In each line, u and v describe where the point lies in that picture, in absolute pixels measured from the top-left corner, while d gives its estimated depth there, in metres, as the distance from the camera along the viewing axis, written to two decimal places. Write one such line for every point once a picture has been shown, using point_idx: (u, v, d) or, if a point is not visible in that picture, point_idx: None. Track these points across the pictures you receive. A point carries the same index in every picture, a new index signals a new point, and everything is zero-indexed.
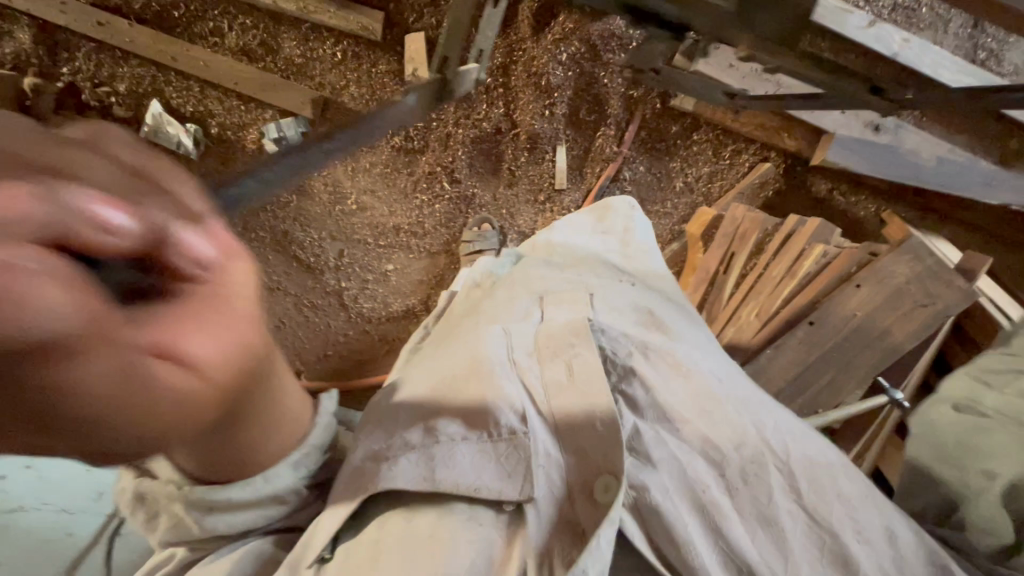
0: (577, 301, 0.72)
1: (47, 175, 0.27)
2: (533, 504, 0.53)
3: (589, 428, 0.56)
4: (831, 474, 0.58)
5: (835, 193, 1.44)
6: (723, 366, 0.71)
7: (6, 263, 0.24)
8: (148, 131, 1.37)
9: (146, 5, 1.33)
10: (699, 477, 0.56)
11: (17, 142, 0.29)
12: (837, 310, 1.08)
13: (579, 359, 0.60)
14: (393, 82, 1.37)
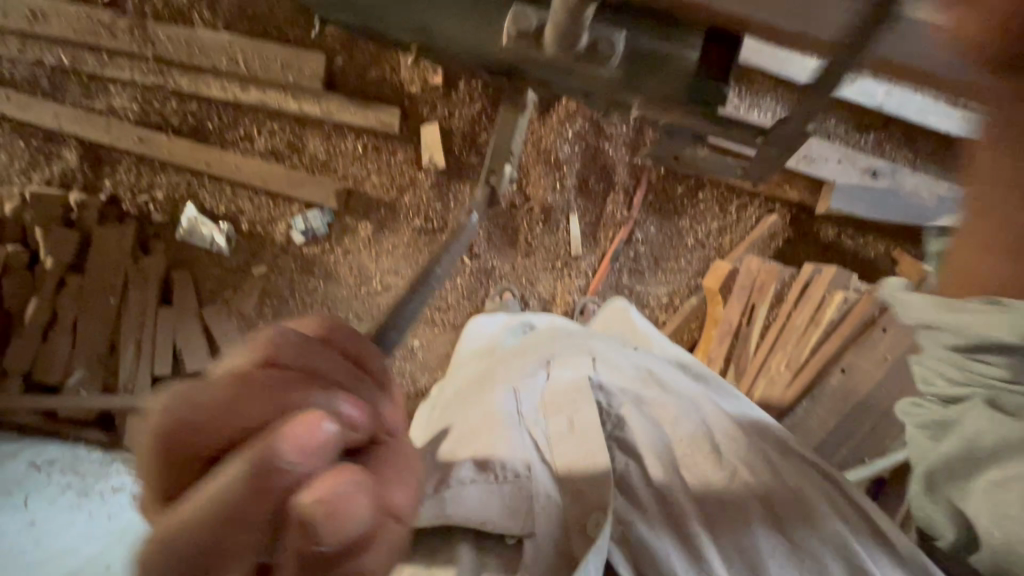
0: (581, 364, 0.87)
1: (304, 392, 0.31)
2: (532, 537, 0.67)
3: (589, 475, 0.73)
4: (794, 503, 0.72)
5: (844, 236, 1.46)
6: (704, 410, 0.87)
7: (320, 481, 0.28)
8: (183, 234, 1.47)
9: (183, 119, 1.44)
10: (678, 509, 0.73)
11: (255, 366, 0.31)
12: (866, 356, 1.09)
13: (579, 416, 0.78)
14: (411, 168, 1.46)
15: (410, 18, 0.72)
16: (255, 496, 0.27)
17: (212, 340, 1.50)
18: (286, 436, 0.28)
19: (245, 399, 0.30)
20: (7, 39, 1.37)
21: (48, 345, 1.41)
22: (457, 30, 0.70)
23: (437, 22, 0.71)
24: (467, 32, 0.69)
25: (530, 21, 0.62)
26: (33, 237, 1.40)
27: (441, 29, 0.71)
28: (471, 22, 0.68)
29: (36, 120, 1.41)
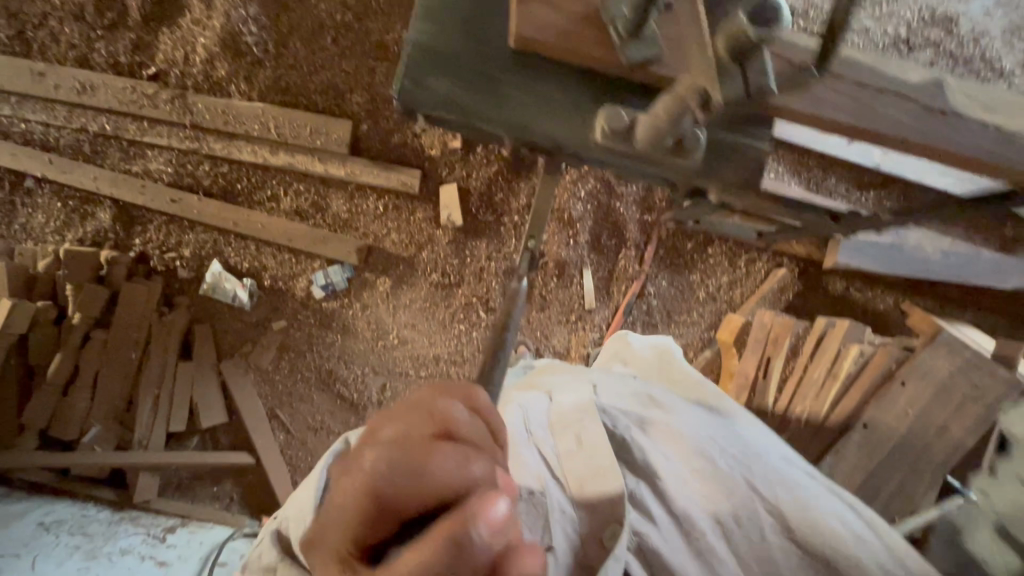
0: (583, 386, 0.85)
1: (487, 467, 0.35)
2: (553, 553, 0.66)
3: (599, 492, 0.70)
4: (816, 504, 0.68)
5: (853, 289, 1.51)
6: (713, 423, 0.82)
7: (518, 556, 0.33)
8: (207, 290, 1.50)
9: (214, 181, 1.51)
10: (693, 523, 0.69)
11: (441, 440, 0.34)
12: (889, 410, 1.08)
13: (585, 432, 0.75)
14: (429, 225, 1.52)
15: (506, 115, 0.64)
16: (461, 563, 0.31)
17: (228, 402, 1.52)
18: (478, 519, 0.31)
19: (441, 467, 0.34)
20: (56, 110, 1.47)
21: (66, 401, 1.40)
22: (556, 130, 0.64)
23: (538, 122, 0.64)
24: (568, 131, 0.64)
25: (621, 121, 0.58)
26: (63, 294, 1.41)
27: (544, 129, 0.64)
28: (573, 125, 0.64)
29: (76, 183, 1.49)
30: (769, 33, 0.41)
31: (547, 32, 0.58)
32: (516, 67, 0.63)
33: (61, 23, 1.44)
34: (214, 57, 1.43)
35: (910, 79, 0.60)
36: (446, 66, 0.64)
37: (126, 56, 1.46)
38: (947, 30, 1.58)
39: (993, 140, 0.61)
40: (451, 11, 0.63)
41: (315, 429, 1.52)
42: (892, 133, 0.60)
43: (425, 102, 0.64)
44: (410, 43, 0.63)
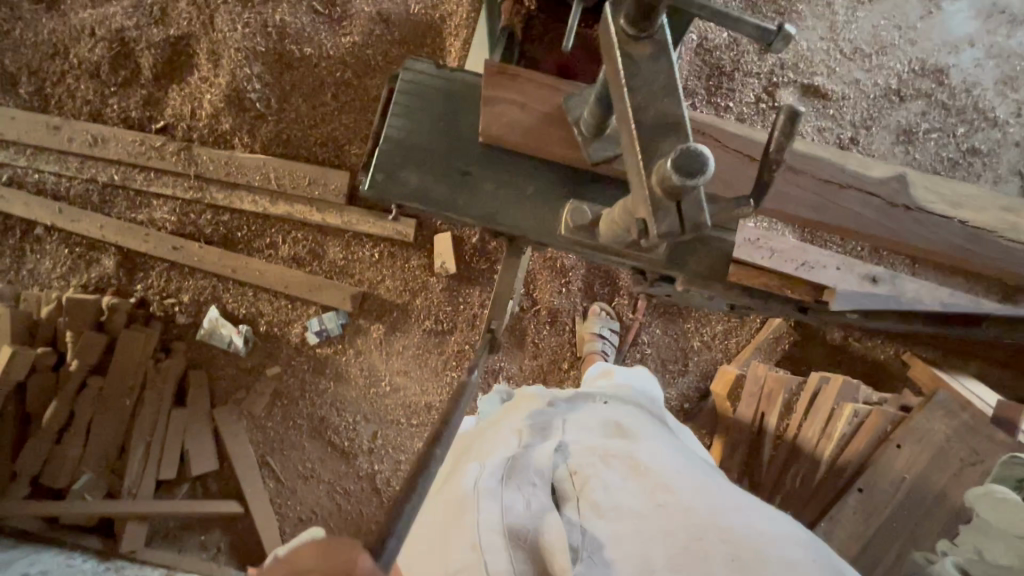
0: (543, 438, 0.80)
1: None
2: None
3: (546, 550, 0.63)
4: (786, 547, 0.61)
5: (851, 339, 1.48)
6: (683, 463, 0.76)
7: None
8: (203, 334, 1.53)
9: (215, 229, 1.55)
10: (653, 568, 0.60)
11: None
12: (884, 474, 1.05)
13: (534, 496, 0.69)
14: (423, 272, 1.53)
15: (473, 202, 0.75)
16: None
17: (220, 449, 1.53)
18: None
19: None
20: (67, 161, 1.53)
21: (59, 447, 1.40)
22: (519, 219, 0.75)
23: (503, 211, 0.75)
24: (530, 216, 0.75)
25: (586, 217, 0.64)
26: (63, 340, 1.44)
27: (508, 214, 0.74)
28: (532, 210, 0.75)
29: (83, 231, 1.53)
30: (693, 183, 0.41)
31: (514, 133, 0.73)
32: (481, 161, 0.75)
33: (78, 80, 1.51)
34: (220, 112, 1.49)
35: (871, 176, 0.73)
36: (418, 159, 0.75)
37: (136, 111, 1.52)
38: (937, 81, 1.59)
39: (962, 233, 0.74)
40: (425, 113, 0.76)
41: (306, 477, 1.52)
42: (857, 221, 0.73)
43: (399, 192, 0.74)
44: (386, 140, 0.75)
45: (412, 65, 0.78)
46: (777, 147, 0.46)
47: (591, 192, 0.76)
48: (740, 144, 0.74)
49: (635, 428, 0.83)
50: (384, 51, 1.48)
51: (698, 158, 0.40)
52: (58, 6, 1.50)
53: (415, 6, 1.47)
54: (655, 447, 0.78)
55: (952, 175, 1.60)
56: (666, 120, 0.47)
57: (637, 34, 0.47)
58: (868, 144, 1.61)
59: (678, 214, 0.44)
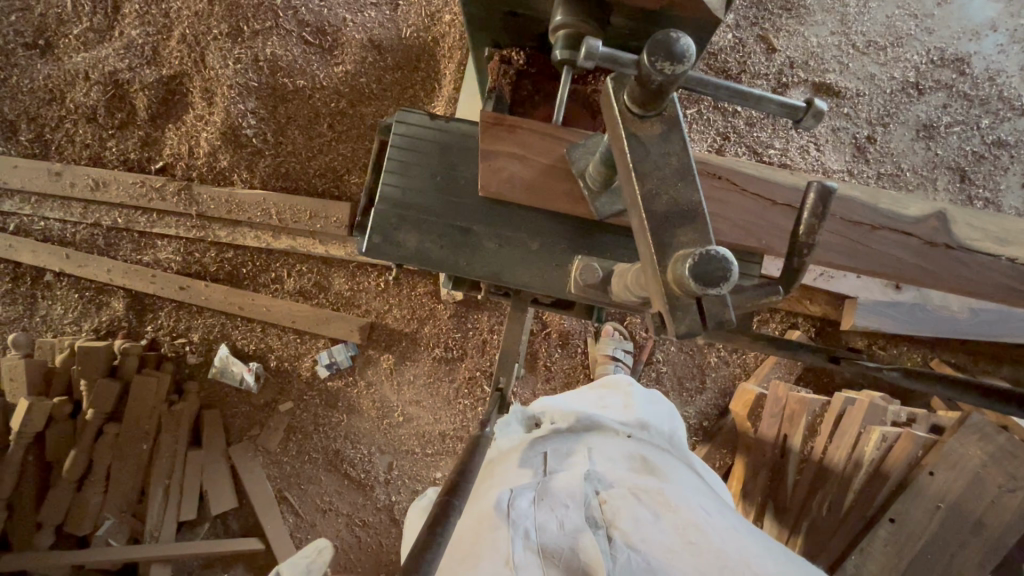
0: (574, 454, 0.74)
1: None
2: None
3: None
4: None
5: (876, 348, 1.42)
6: (712, 503, 0.70)
7: None
8: (214, 372, 1.52)
9: (220, 265, 1.53)
10: None
11: None
12: (919, 505, 1.00)
13: (566, 515, 0.64)
14: (429, 299, 1.51)
15: (476, 261, 0.70)
16: None
17: (238, 486, 1.54)
18: None
19: None
20: (70, 206, 1.51)
21: (81, 495, 1.42)
22: (527, 276, 0.70)
23: (508, 269, 0.70)
24: (537, 274, 0.70)
25: (596, 274, 0.60)
26: (78, 388, 1.44)
27: (514, 272, 0.70)
28: (539, 266, 0.70)
29: (90, 276, 1.52)
30: (713, 291, 0.37)
31: (515, 190, 0.69)
32: (481, 217, 0.71)
33: (76, 125, 1.51)
34: (217, 149, 1.48)
35: (907, 215, 0.69)
36: (414, 218, 0.70)
37: (136, 153, 1.51)
38: (958, 71, 1.51)
39: (1008, 272, 0.69)
40: (420, 168, 0.72)
41: (324, 510, 1.53)
42: (893, 265, 0.69)
43: (397, 254, 0.70)
44: (380, 200, 0.70)
45: (403, 115, 0.73)
46: (807, 228, 0.42)
47: (603, 243, 0.70)
48: (759, 188, 0.70)
49: (661, 459, 0.76)
50: (377, 77, 1.45)
51: (719, 259, 0.37)
52: (51, 51, 1.49)
53: (407, 29, 1.44)
54: (684, 482, 0.71)
55: (977, 169, 1.52)
56: (680, 207, 0.43)
57: (643, 112, 0.44)
58: (886, 142, 1.53)
59: (697, 314, 0.40)
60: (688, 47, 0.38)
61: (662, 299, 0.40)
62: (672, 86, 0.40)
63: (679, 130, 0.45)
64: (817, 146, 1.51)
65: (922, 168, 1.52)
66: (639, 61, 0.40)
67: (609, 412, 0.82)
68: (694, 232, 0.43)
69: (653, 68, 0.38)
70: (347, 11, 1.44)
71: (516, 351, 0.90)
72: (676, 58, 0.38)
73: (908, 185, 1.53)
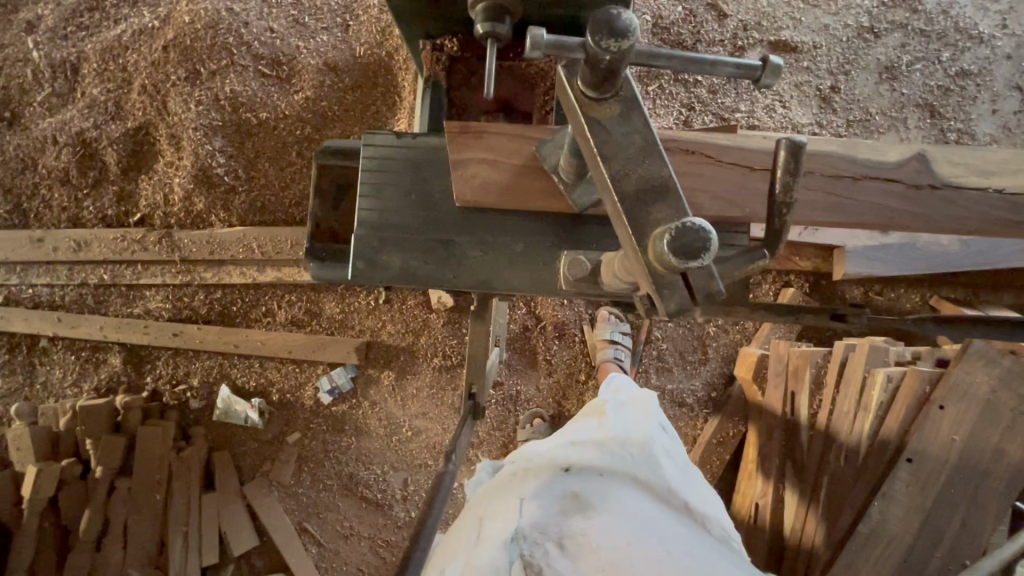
0: (508, 508, 0.67)
1: None
2: None
3: None
4: None
5: (872, 294, 1.42)
6: (660, 540, 0.63)
7: None
8: (219, 415, 1.52)
9: (210, 307, 1.53)
10: None
11: None
12: (934, 441, 0.98)
13: None
14: (422, 310, 1.51)
15: (466, 273, 0.69)
16: None
17: (257, 523, 1.53)
18: None
19: None
20: (57, 270, 1.52)
21: (101, 554, 1.41)
22: (517, 280, 0.69)
23: (496, 276, 0.69)
24: (529, 277, 0.69)
25: (584, 267, 0.56)
26: (85, 448, 1.44)
27: (505, 278, 0.69)
28: (528, 268, 0.69)
29: (84, 336, 1.52)
30: (697, 263, 0.37)
31: (490, 194, 0.67)
32: (463, 227, 0.70)
33: (51, 189, 1.52)
34: (191, 193, 1.49)
35: (888, 161, 0.67)
36: (398, 239, 0.69)
37: (112, 208, 1.52)
38: (910, 9, 1.52)
39: (999, 204, 0.66)
40: (393, 188, 0.70)
41: (347, 536, 1.52)
42: (884, 214, 0.67)
43: (383, 277, 0.69)
44: (359, 224, 0.70)
45: (370, 137, 0.72)
46: (783, 186, 0.40)
47: (586, 232, 0.69)
48: (737, 157, 0.69)
49: (605, 491, 0.68)
50: (337, 99, 1.47)
51: (698, 233, 0.36)
52: (18, 121, 1.51)
53: (360, 48, 1.46)
54: (626, 517, 0.65)
55: (945, 103, 1.52)
56: (650, 183, 0.43)
57: (597, 95, 0.43)
58: (851, 89, 1.52)
59: (683, 286, 0.40)
60: (631, 21, 0.38)
61: (647, 278, 0.41)
62: (623, 64, 0.39)
63: (637, 107, 0.44)
64: (782, 103, 1.51)
65: (890, 110, 1.52)
66: (583, 42, 0.39)
67: (552, 448, 0.75)
68: (665, 208, 0.42)
69: (599, 48, 0.38)
70: (300, 39, 1.47)
71: (483, 359, 0.90)
72: (620, 33, 0.37)
73: (879, 128, 1.52)
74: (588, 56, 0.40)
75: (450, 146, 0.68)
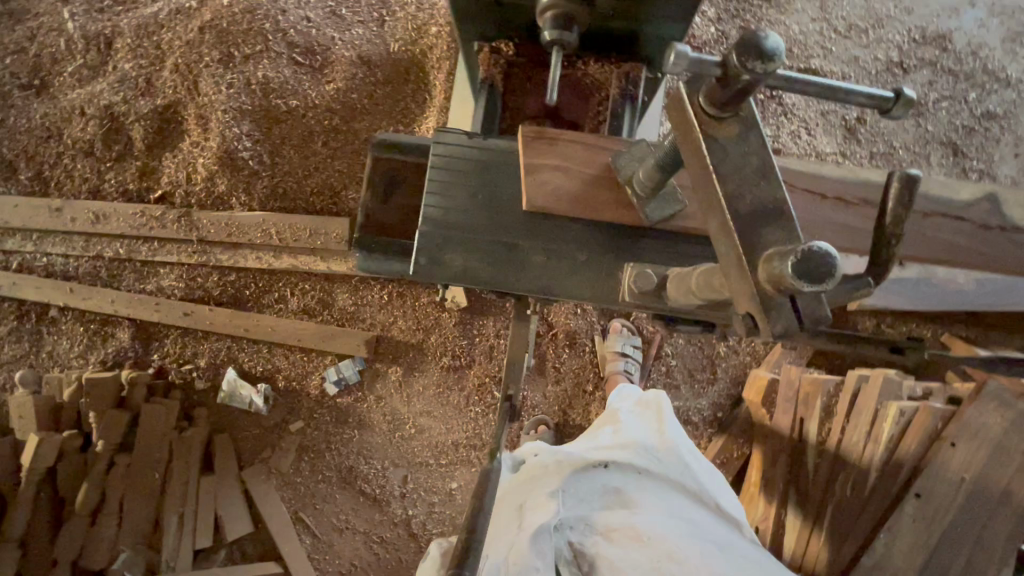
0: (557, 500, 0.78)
1: None
2: None
3: None
4: None
5: (885, 327, 1.42)
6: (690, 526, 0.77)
7: None
8: (224, 397, 1.51)
9: (223, 290, 1.53)
10: None
11: None
12: (943, 478, 0.98)
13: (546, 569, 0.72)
14: (434, 308, 1.51)
15: (526, 277, 0.69)
16: None
17: (253, 510, 1.52)
18: None
19: None
20: (73, 241, 1.52)
21: (95, 529, 1.41)
22: (578, 289, 0.69)
23: (558, 283, 0.69)
24: (588, 286, 0.69)
25: (651, 281, 0.62)
26: (87, 421, 1.43)
27: (563, 285, 0.69)
28: (590, 279, 0.69)
29: (95, 308, 1.52)
30: (818, 287, 0.35)
31: (559, 206, 0.69)
32: (524, 231, 0.70)
33: (73, 160, 1.52)
34: (214, 174, 1.49)
35: (958, 200, 0.77)
36: (459, 238, 0.69)
37: (134, 183, 1.52)
38: (941, 47, 1.53)
39: None
40: (460, 188, 0.70)
41: (341, 529, 1.51)
42: (950, 248, 0.77)
43: (444, 275, 0.69)
44: (424, 221, 0.69)
45: (440, 135, 0.72)
46: (893, 218, 0.42)
47: (645, 246, 0.70)
48: (808, 182, 0.75)
49: (641, 487, 0.81)
50: (367, 92, 1.48)
51: (823, 258, 0.35)
52: (46, 89, 1.51)
53: (394, 44, 1.47)
54: (662, 509, 0.78)
55: (969, 142, 1.53)
56: (765, 206, 0.43)
57: (717, 113, 0.44)
58: (876, 122, 1.53)
59: (791, 310, 0.39)
60: (777, 42, 0.38)
61: (754, 299, 0.40)
62: (756, 87, 0.40)
63: (756, 130, 0.45)
64: (808, 131, 1.52)
65: (914, 145, 1.53)
66: (726, 60, 0.40)
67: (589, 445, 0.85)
68: (780, 231, 0.42)
69: (742, 66, 0.38)
70: (335, 30, 1.47)
71: (522, 362, 0.90)
72: (769, 56, 0.38)
73: (902, 163, 1.53)
74: (724, 75, 0.40)
75: (524, 150, 0.70)
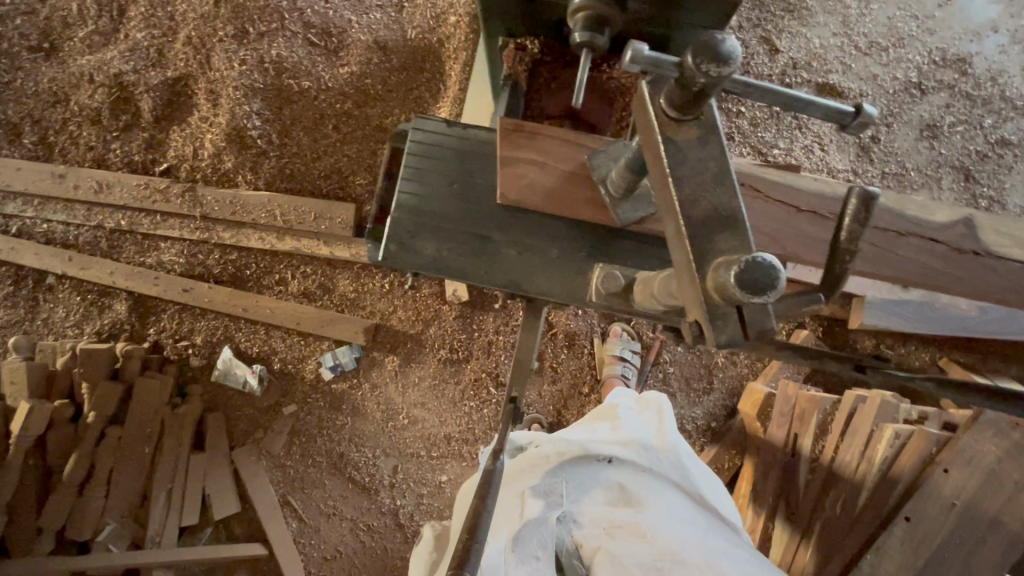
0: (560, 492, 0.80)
1: None
2: None
3: None
4: None
5: (883, 347, 1.42)
6: (690, 527, 0.78)
7: None
8: (218, 375, 1.50)
9: (224, 268, 1.52)
10: None
11: None
12: (933, 503, 0.99)
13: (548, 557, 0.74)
14: (435, 300, 1.50)
15: (497, 269, 0.69)
16: None
17: (241, 490, 1.52)
18: None
19: None
20: (75, 209, 1.50)
21: (82, 500, 1.40)
22: (548, 285, 0.69)
23: (527, 277, 0.69)
24: (558, 282, 0.69)
25: (617, 282, 0.60)
26: (80, 391, 1.42)
27: (534, 280, 0.69)
28: (561, 275, 0.70)
29: (93, 278, 1.50)
30: (760, 298, 0.35)
31: (572, 210, 0.69)
32: (498, 224, 0.70)
33: (80, 127, 1.50)
34: (221, 150, 1.47)
35: (933, 221, 0.75)
36: (433, 226, 0.70)
37: (140, 155, 1.50)
38: (960, 71, 1.52)
39: None
40: (437, 175, 0.71)
41: (329, 514, 1.51)
42: (918, 269, 0.74)
43: (417, 263, 0.69)
44: (398, 207, 0.70)
45: (421, 122, 0.73)
46: (849, 235, 0.39)
47: (620, 248, 0.71)
48: (784, 195, 0.75)
49: (643, 485, 0.82)
50: (382, 78, 1.46)
51: (762, 268, 0.35)
52: (56, 53, 1.49)
53: (412, 31, 1.46)
54: (664, 507, 0.79)
55: (981, 169, 1.53)
56: (720, 213, 0.43)
57: (680, 116, 0.44)
58: (890, 142, 1.53)
59: (738, 321, 0.38)
60: (733, 47, 0.37)
61: (702, 307, 0.39)
62: (714, 89, 0.40)
63: (715, 134, 0.45)
64: (821, 146, 1.51)
65: (926, 168, 1.52)
66: (682, 60, 0.39)
67: (592, 437, 0.85)
68: None
69: (697, 69, 0.38)
70: (353, 13, 1.46)
71: (529, 364, 0.89)
72: (722, 60, 0.37)
73: (913, 185, 1.53)
74: (681, 75, 0.40)
75: (501, 142, 0.70)
